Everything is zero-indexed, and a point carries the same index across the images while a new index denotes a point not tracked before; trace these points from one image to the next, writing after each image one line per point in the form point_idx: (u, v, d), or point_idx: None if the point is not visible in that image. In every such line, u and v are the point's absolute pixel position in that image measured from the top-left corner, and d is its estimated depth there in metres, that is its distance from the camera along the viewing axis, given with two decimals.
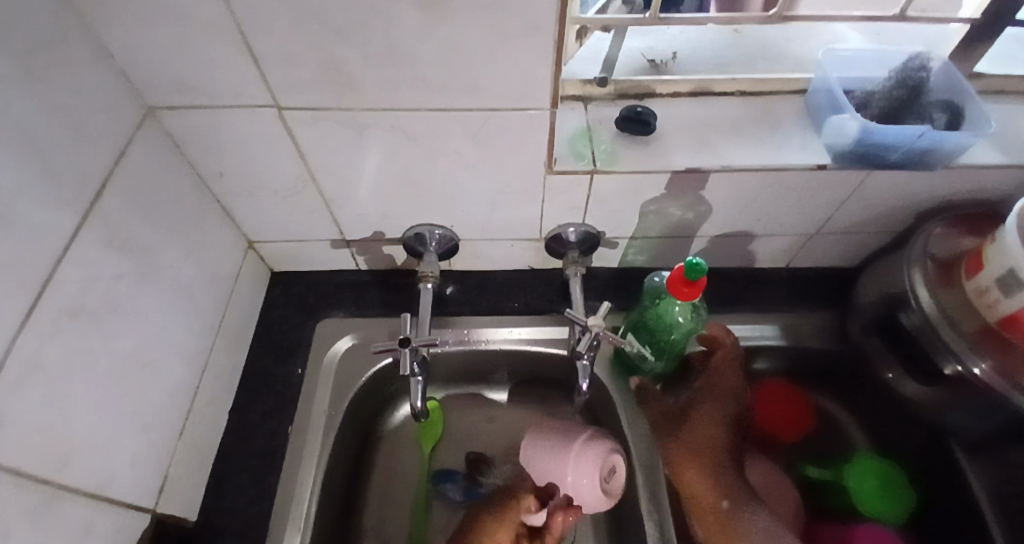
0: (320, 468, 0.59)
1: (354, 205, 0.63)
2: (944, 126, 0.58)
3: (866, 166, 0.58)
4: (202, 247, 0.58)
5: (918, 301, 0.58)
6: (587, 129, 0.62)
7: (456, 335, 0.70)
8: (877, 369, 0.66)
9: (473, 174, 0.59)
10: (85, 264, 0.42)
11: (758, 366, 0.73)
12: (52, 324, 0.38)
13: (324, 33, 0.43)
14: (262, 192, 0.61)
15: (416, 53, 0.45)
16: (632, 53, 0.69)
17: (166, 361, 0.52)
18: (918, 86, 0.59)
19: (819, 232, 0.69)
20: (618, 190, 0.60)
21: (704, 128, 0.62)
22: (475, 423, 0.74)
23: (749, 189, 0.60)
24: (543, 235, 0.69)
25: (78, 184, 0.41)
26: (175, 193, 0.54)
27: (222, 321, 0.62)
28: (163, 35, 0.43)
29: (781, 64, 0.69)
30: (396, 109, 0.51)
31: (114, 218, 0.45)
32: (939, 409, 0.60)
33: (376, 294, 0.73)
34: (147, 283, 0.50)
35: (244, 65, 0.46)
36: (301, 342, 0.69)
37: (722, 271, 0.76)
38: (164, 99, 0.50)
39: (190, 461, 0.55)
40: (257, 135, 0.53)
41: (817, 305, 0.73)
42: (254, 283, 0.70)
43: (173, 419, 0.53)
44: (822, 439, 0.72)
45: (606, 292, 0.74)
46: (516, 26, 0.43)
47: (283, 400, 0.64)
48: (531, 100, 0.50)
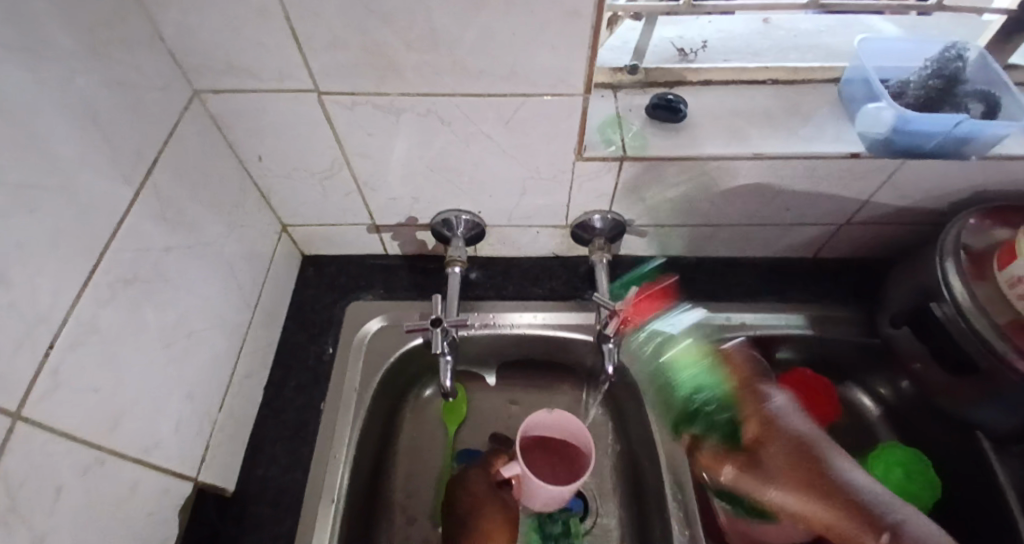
0: (351, 444, 0.61)
1: (386, 189, 0.64)
2: (981, 116, 0.57)
3: (901, 156, 0.58)
4: (241, 227, 0.60)
5: (951, 292, 0.57)
6: (617, 116, 0.62)
7: (482, 318, 0.71)
8: (905, 361, 0.65)
9: (504, 159, 0.60)
10: (138, 237, 0.44)
11: (782, 356, 0.73)
12: (106, 293, 0.40)
13: (368, 18, 0.44)
14: (298, 174, 0.62)
15: (454, 38, 0.46)
16: (663, 42, 0.69)
17: (208, 336, 0.54)
18: (954, 77, 0.58)
19: (849, 222, 0.68)
20: (647, 177, 0.61)
21: (734, 116, 0.62)
22: (499, 406, 0.75)
23: (779, 177, 0.60)
24: (570, 222, 0.70)
25: (133, 161, 0.43)
26: (218, 174, 0.56)
27: (258, 300, 0.64)
28: (214, 18, 0.45)
29: (813, 54, 0.68)
30: (432, 94, 0.52)
31: (163, 195, 0.47)
32: (969, 401, 0.59)
33: (404, 278, 0.75)
34: (193, 259, 0.52)
35: (288, 49, 0.47)
36: (332, 323, 0.71)
37: (748, 261, 0.76)
38: (210, 82, 0.51)
39: (228, 432, 0.58)
40: (297, 119, 0.55)
41: (844, 297, 0.73)
42: (287, 264, 0.72)
43: (214, 391, 0.55)
44: (845, 430, 0.73)
45: (631, 280, 0.74)
46: (554, 11, 0.43)
47: (315, 377, 0.66)
48: (566, 85, 0.51)
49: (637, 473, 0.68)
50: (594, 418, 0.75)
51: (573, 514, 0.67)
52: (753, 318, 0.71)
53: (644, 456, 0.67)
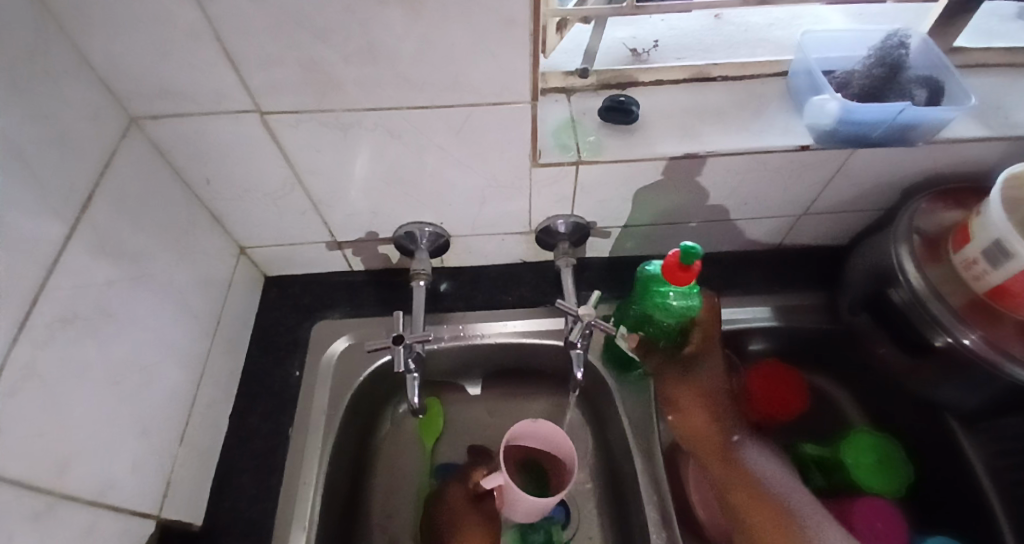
0: (322, 466, 0.60)
1: (343, 205, 0.63)
2: (925, 102, 0.57)
3: (847, 145, 0.58)
4: (195, 253, 0.59)
5: (907, 278, 0.58)
6: (571, 120, 0.62)
7: (452, 330, 0.71)
8: (870, 346, 0.67)
9: (459, 169, 0.59)
10: (78, 272, 0.42)
11: (752, 348, 0.74)
12: (46, 333, 0.39)
13: (302, 35, 0.43)
14: (251, 196, 0.61)
15: (394, 52, 0.45)
16: (613, 43, 0.69)
17: (161, 368, 0.52)
18: (897, 64, 0.59)
19: (808, 212, 0.69)
20: (604, 180, 0.61)
21: (686, 114, 0.63)
22: (475, 417, 0.74)
23: (734, 172, 0.61)
24: (533, 227, 0.69)
25: (65, 195, 0.42)
26: (164, 201, 0.55)
27: (217, 327, 0.62)
28: (144, 42, 0.44)
29: (762, 47, 0.69)
30: (378, 108, 0.51)
31: (104, 228, 0.46)
32: (931, 382, 0.60)
33: (369, 294, 0.74)
34: (140, 290, 0.50)
35: (224, 71, 0.46)
36: (298, 344, 0.69)
37: (713, 256, 0.77)
38: (148, 109, 0.50)
39: (192, 465, 0.56)
40: (243, 141, 0.54)
41: (808, 285, 0.74)
42: (249, 287, 0.71)
43: (173, 423, 0.54)
44: (819, 417, 0.74)
45: (597, 282, 0.74)
46: (492, 20, 0.43)
47: (282, 401, 0.65)
48: (512, 93, 0.50)
49: (615, 474, 0.68)
50: (571, 422, 0.74)
51: (555, 522, 0.67)
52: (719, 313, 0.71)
53: (621, 456, 0.67)
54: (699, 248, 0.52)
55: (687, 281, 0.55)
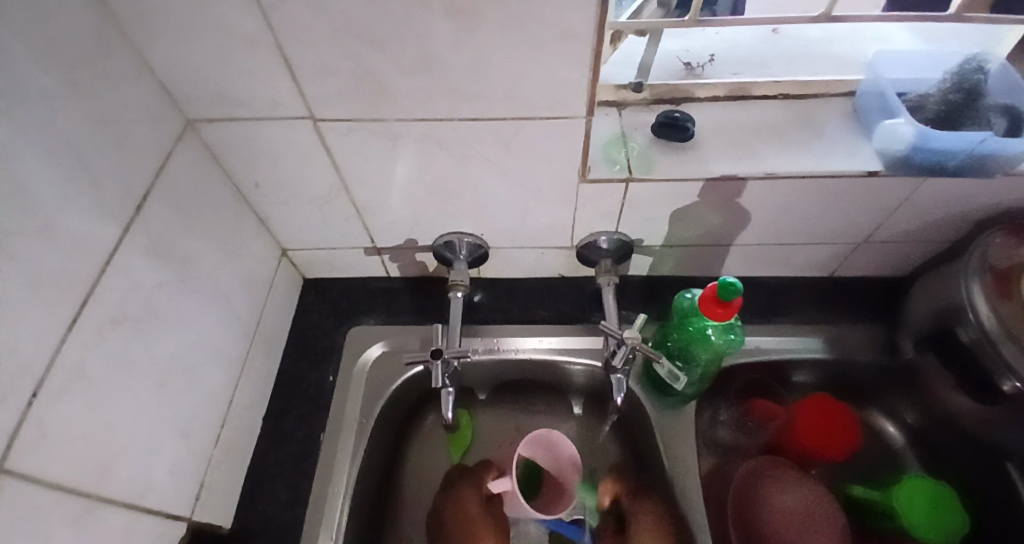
0: (351, 475, 0.59)
1: (385, 212, 0.63)
2: (1004, 132, 0.54)
3: (923, 174, 0.55)
4: (239, 254, 0.59)
5: (978, 317, 0.54)
6: (622, 135, 0.60)
7: (486, 344, 0.69)
8: (930, 386, 0.63)
9: (506, 181, 0.58)
10: (128, 273, 0.43)
11: (798, 379, 0.70)
12: (94, 335, 0.39)
13: (359, 43, 0.43)
14: (296, 200, 0.61)
15: (451, 62, 0.44)
16: (668, 57, 0.67)
17: (202, 369, 0.52)
18: (975, 89, 0.55)
19: (868, 240, 0.65)
20: (654, 198, 0.59)
21: (744, 133, 0.60)
22: (505, 433, 0.72)
23: (792, 196, 0.58)
24: (574, 243, 0.67)
25: (120, 196, 0.42)
26: (213, 203, 0.55)
27: (257, 329, 0.63)
28: (204, 47, 0.44)
29: (826, 64, 0.66)
30: (430, 119, 0.50)
31: (155, 230, 0.46)
32: (996, 428, 0.56)
33: (405, 302, 0.73)
34: (186, 292, 0.50)
35: (280, 77, 0.46)
36: (333, 350, 0.69)
37: (761, 280, 0.74)
38: (203, 112, 0.50)
39: (225, 468, 0.56)
40: (292, 146, 0.54)
41: (864, 317, 0.70)
42: (288, 289, 0.71)
43: (210, 425, 0.54)
44: (870, 457, 0.69)
45: (637, 302, 0.72)
46: (553, 33, 0.42)
47: (315, 407, 0.64)
48: (567, 107, 0.49)
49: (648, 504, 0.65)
50: (604, 445, 0.72)
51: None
52: (768, 342, 0.68)
53: (657, 486, 0.64)
54: (740, 284, 0.50)
55: (727, 319, 0.52)
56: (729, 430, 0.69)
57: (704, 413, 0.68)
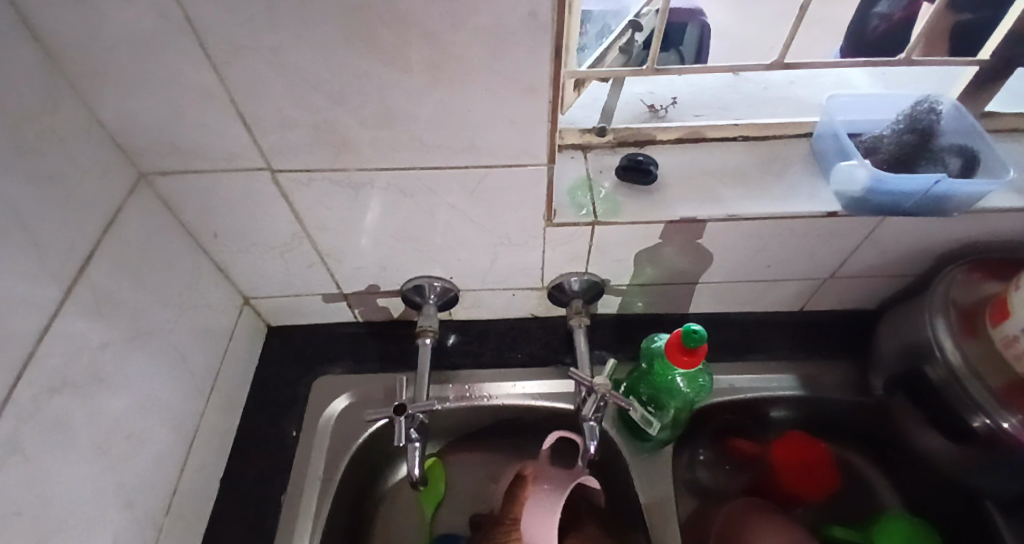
0: (313, 538, 0.57)
1: (351, 259, 0.62)
2: (959, 172, 0.55)
3: (880, 214, 0.56)
4: (196, 307, 0.57)
5: (943, 353, 0.55)
6: (587, 178, 0.60)
7: (458, 391, 0.68)
8: (903, 424, 0.62)
9: (472, 227, 0.57)
10: (71, 337, 0.40)
11: (775, 416, 0.70)
12: (31, 405, 0.36)
13: (317, 98, 0.42)
14: (258, 248, 0.60)
15: (410, 116, 0.44)
16: (632, 99, 0.68)
17: (151, 432, 0.50)
18: (929, 130, 0.57)
19: (833, 277, 0.66)
20: (620, 240, 0.59)
21: (706, 175, 0.61)
22: (478, 483, 0.70)
23: (756, 237, 0.58)
24: (545, 284, 0.67)
25: (64, 257, 0.40)
26: (168, 256, 0.53)
27: (214, 383, 0.60)
28: (156, 102, 0.43)
29: (784, 106, 0.68)
30: (391, 169, 0.50)
31: (102, 288, 0.44)
32: (970, 468, 0.56)
33: (374, 347, 0.71)
34: (135, 351, 0.48)
35: (236, 130, 0.45)
36: (297, 401, 0.67)
37: (733, 316, 0.74)
38: (158, 165, 0.49)
39: (176, 536, 0.53)
40: (252, 197, 0.53)
41: (835, 352, 0.70)
42: (250, 338, 0.69)
43: (159, 491, 0.51)
44: (849, 497, 0.69)
45: (610, 342, 0.71)
46: (511, 86, 0.42)
47: (276, 464, 0.62)
48: (528, 156, 0.49)
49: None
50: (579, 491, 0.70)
51: None
52: (742, 381, 0.68)
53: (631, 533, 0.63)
54: (703, 331, 0.51)
55: (692, 366, 0.53)
56: (709, 472, 0.69)
57: (683, 453, 0.69)
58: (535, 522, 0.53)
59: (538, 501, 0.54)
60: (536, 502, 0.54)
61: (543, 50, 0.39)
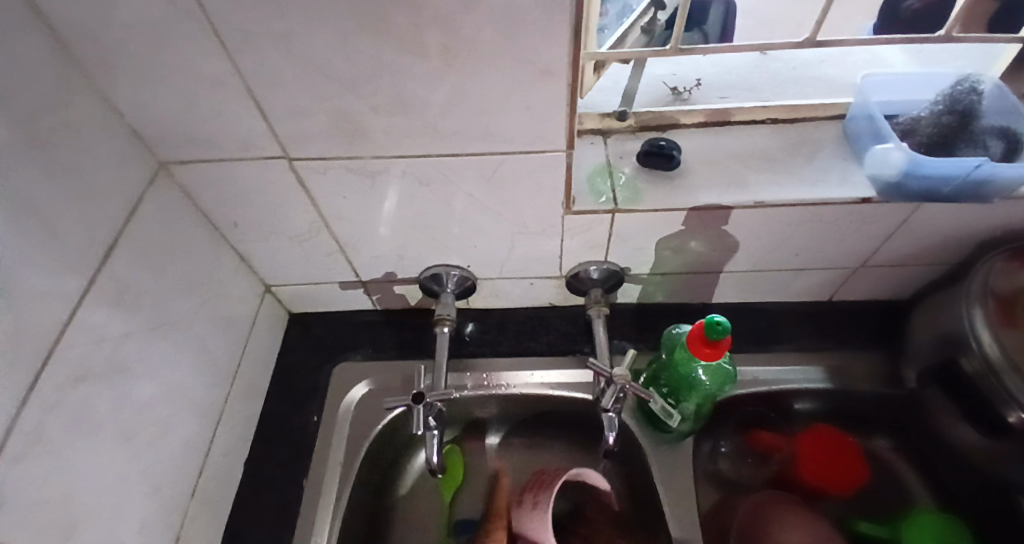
0: (334, 522, 0.58)
1: (369, 248, 0.62)
2: (1000, 155, 0.53)
3: (916, 200, 0.53)
4: (217, 296, 0.58)
5: (980, 345, 0.52)
6: (607, 165, 0.59)
7: (476, 379, 0.68)
8: (935, 417, 0.60)
9: (488, 215, 0.57)
10: (91, 328, 0.41)
11: (800, 408, 0.68)
12: (55, 394, 0.37)
13: (330, 85, 0.42)
14: (277, 237, 0.60)
15: (424, 103, 0.44)
16: (654, 82, 0.66)
17: (175, 419, 0.51)
18: (969, 111, 0.54)
19: (864, 265, 0.64)
20: (641, 229, 0.57)
21: (731, 160, 0.59)
22: (496, 471, 0.70)
23: (782, 224, 0.56)
24: (563, 273, 0.66)
25: (86, 248, 0.41)
26: (188, 245, 0.54)
27: (236, 370, 0.61)
28: (174, 93, 0.43)
29: (815, 87, 0.65)
30: (407, 156, 0.49)
31: (123, 278, 0.45)
32: (1004, 463, 0.54)
33: (392, 336, 0.72)
34: (157, 339, 0.49)
35: (251, 119, 0.45)
36: (317, 388, 0.68)
37: (757, 306, 0.72)
38: (176, 154, 0.50)
39: (201, 518, 0.54)
40: (269, 186, 0.53)
41: (865, 343, 0.68)
42: (272, 326, 0.70)
43: (183, 476, 0.52)
44: (876, 490, 0.67)
45: (629, 331, 0.70)
46: (526, 71, 0.41)
47: (297, 450, 0.63)
48: (546, 142, 0.48)
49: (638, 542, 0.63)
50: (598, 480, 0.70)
51: None
52: (766, 372, 0.66)
53: (650, 523, 0.62)
54: (726, 323, 0.50)
55: (713, 358, 0.51)
56: (730, 463, 0.68)
57: (705, 444, 0.67)
58: (533, 518, 0.58)
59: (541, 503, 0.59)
60: (536, 502, 0.59)
61: (560, 31, 0.38)
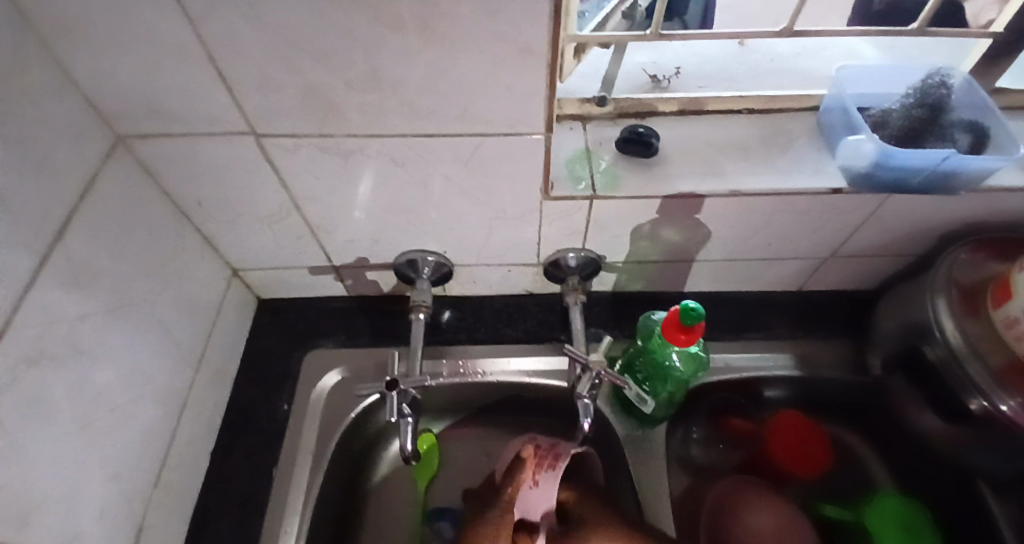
0: (305, 512, 0.57)
1: (343, 231, 0.60)
2: (967, 148, 0.54)
3: (886, 191, 0.54)
4: (182, 279, 0.56)
5: (943, 334, 0.54)
6: (586, 151, 0.58)
7: (451, 367, 0.67)
8: (898, 404, 0.62)
9: (464, 199, 0.56)
10: (46, 308, 0.39)
11: (770, 395, 0.70)
12: (6, 377, 0.35)
13: (301, 58, 0.40)
14: (246, 219, 0.58)
15: (399, 80, 0.42)
16: (634, 69, 0.65)
17: (136, 406, 0.49)
18: (938, 105, 0.55)
19: (834, 256, 0.65)
20: (619, 216, 0.57)
21: (708, 148, 0.59)
22: (471, 458, 0.70)
23: (757, 214, 0.57)
24: (541, 260, 0.66)
25: (38, 224, 0.39)
26: (150, 225, 0.51)
27: (203, 356, 0.59)
28: (132, 62, 0.41)
29: (791, 78, 0.65)
30: (381, 136, 0.48)
31: (80, 257, 0.42)
32: (964, 448, 0.56)
33: (366, 323, 0.70)
34: (117, 321, 0.47)
35: (217, 92, 0.43)
36: (288, 376, 0.66)
37: (731, 295, 0.73)
38: (136, 129, 0.47)
39: (166, 508, 0.53)
40: (237, 164, 0.51)
41: (833, 332, 0.70)
42: (240, 311, 0.68)
43: (146, 464, 0.50)
44: (841, 474, 0.69)
45: (606, 319, 0.70)
46: (506, 50, 0.40)
47: (267, 438, 0.61)
48: (525, 125, 0.47)
49: None
50: None
51: None
52: (738, 359, 0.67)
53: None
54: (700, 308, 0.50)
55: (688, 344, 0.52)
56: (701, 448, 0.68)
57: (677, 430, 0.68)
58: (537, 498, 0.55)
59: (545, 480, 0.57)
60: (540, 481, 0.56)
61: (541, 8, 0.37)
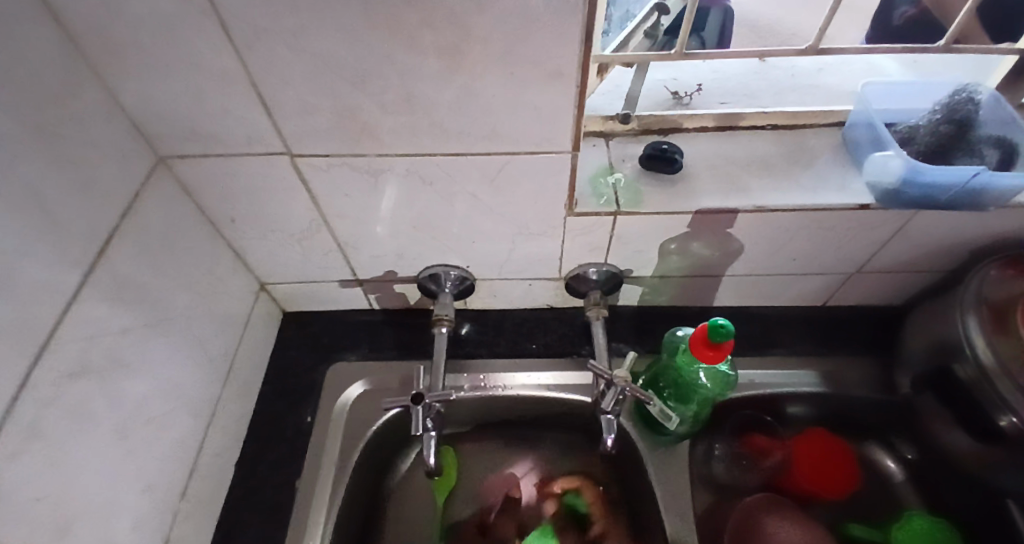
0: (329, 526, 0.57)
1: (369, 246, 0.61)
2: (996, 164, 0.54)
3: (913, 207, 0.54)
4: (213, 293, 0.57)
5: (974, 352, 0.53)
6: (609, 167, 0.59)
7: (473, 380, 0.67)
8: (927, 422, 0.61)
9: (489, 215, 0.56)
10: (88, 323, 0.40)
11: (794, 412, 0.69)
12: (51, 391, 0.36)
13: (336, 81, 0.41)
14: (274, 235, 0.59)
15: (431, 102, 0.43)
16: (654, 86, 0.66)
17: (169, 419, 0.50)
18: (966, 121, 0.55)
19: (860, 272, 0.64)
20: (644, 231, 0.57)
21: (732, 165, 0.59)
22: (490, 471, 0.70)
23: (782, 230, 0.57)
24: (564, 275, 0.66)
25: (84, 241, 0.40)
26: (185, 240, 0.53)
27: (231, 369, 0.60)
28: (176, 86, 0.42)
29: (814, 94, 0.65)
30: (411, 155, 0.49)
31: (121, 273, 0.44)
32: (996, 468, 0.55)
33: (390, 336, 0.71)
34: (154, 335, 0.48)
35: (256, 113, 0.45)
36: (313, 388, 0.67)
37: (754, 311, 0.72)
38: (175, 148, 0.49)
39: (194, 520, 0.53)
40: (270, 182, 0.52)
41: (859, 349, 0.69)
42: (266, 324, 0.69)
43: (176, 476, 0.51)
44: (869, 494, 0.67)
45: (628, 334, 0.70)
46: (538, 72, 0.41)
47: (292, 451, 0.62)
48: (552, 144, 0.47)
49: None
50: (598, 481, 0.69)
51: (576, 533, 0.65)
52: (763, 377, 0.67)
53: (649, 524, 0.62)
54: (729, 325, 0.50)
55: (715, 361, 0.51)
56: (724, 467, 0.66)
57: (700, 446, 0.67)
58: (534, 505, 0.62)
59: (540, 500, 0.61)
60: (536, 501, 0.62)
61: (572, 34, 0.38)
